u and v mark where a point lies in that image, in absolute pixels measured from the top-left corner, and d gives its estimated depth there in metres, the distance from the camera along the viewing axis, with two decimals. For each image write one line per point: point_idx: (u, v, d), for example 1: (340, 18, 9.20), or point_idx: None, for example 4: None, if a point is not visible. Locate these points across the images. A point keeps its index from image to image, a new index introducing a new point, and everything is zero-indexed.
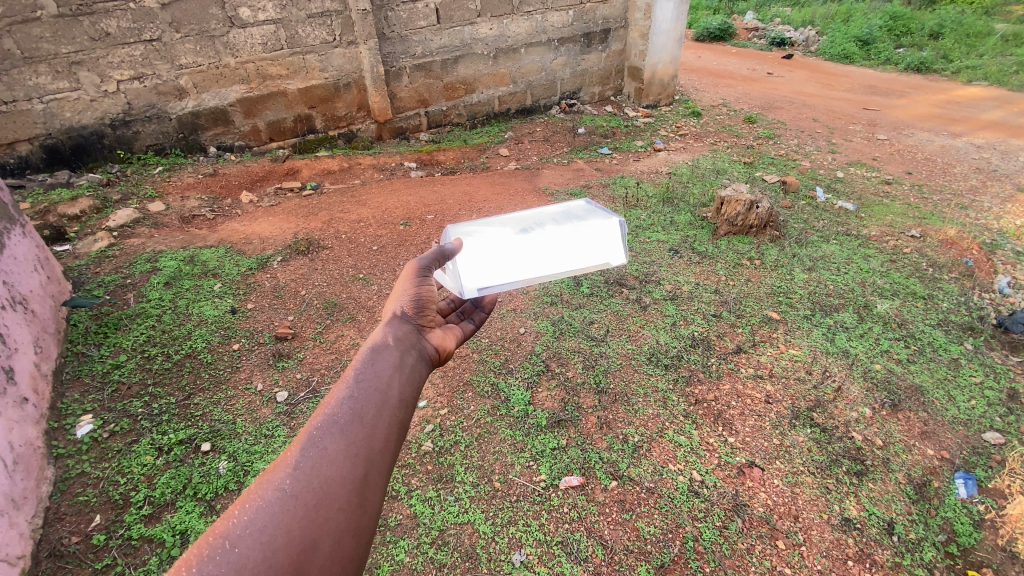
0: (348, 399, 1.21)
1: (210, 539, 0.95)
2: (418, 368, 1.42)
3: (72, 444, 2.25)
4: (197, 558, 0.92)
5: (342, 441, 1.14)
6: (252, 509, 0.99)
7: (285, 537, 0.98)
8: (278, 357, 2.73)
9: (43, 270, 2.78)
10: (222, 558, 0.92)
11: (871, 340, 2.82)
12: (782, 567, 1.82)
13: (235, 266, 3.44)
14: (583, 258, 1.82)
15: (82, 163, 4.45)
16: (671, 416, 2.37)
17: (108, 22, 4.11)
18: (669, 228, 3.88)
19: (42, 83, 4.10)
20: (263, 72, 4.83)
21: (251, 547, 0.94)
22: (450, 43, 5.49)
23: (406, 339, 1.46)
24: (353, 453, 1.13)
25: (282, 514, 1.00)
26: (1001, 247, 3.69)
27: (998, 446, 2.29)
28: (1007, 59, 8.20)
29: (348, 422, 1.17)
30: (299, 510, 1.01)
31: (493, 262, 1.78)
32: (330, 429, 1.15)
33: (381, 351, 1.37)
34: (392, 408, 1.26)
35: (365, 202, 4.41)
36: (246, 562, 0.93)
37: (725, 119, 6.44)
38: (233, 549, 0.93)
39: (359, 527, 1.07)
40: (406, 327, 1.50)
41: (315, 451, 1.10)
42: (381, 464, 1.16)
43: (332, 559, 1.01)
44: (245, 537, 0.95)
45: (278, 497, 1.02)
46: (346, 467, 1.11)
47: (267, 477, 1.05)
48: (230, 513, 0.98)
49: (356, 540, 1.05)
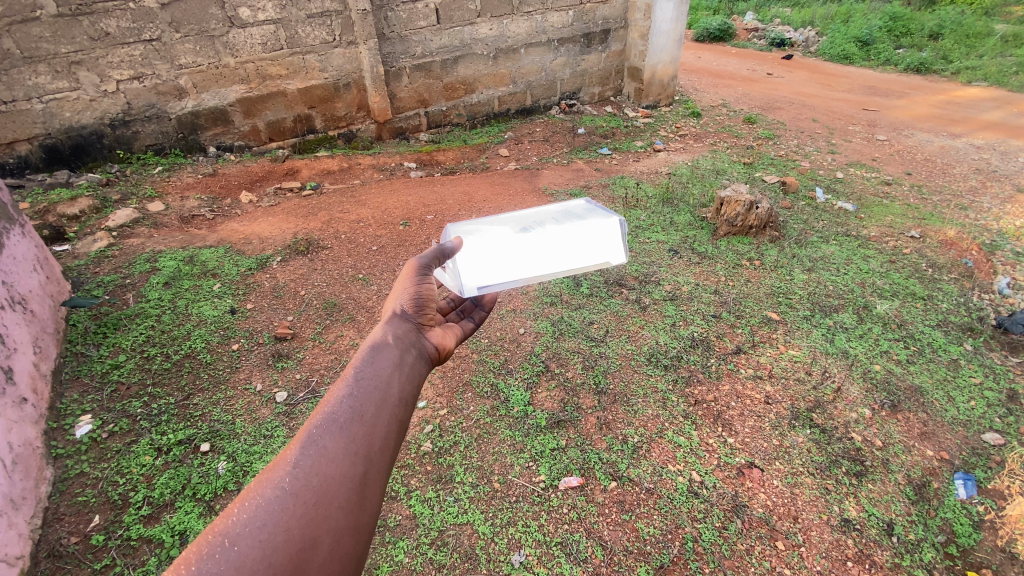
0: (347, 398, 1.21)
1: (209, 537, 0.94)
2: (418, 367, 1.42)
3: (72, 444, 2.25)
4: (196, 556, 0.91)
5: (342, 439, 1.14)
6: (252, 507, 0.98)
7: (284, 535, 0.97)
8: (278, 357, 2.73)
9: (42, 270, 2.77)
10: (222, 556, 0.92)
11: (870, 340, 2.82)
12: (781, 567, 1.82)
13: (235, 266, 3.44)
14: (583, 257, 1.82)
15: (82, 162, 4.45)
16: (671, 417, 2.37)
17: (108, 21, 4.10)
18: (669, 229, 3.89)
19: (41, 83, 4.09)
20: (263, 72, 4.82)
21: (250, 545, 0.94)
22: (450, 43, 5.49)
23: (406, 338, 1.46)
24: (353, 452, 1.13)
25: (282, 512, 1.00)
26: (1000, 247, 3.70)
27: (998, 447, 2.29)
28: (1007, 60, 8.21)
29: (348, 420, 1.17)
30: (299, 509, 1.01)
31: (493, 261, 1.77)
32: (329, 427, 1.14)
33: (381, 350, 1.37)
34: (392, 407, 1.26)
35: (365, 202, 4.41)
36: (246, 561, 0.92)
37: (725, 119, 6.44)
38: (233, 547, 0.93)
39: (358, 525, 1.07)
40: (406, 325, 1.50)
41: (315, 449, 1.10)
42: (381, 462, 1.17)
43: (332, 557, 1.00)
44: (244, 535, 0.95)
45: (278, 495, 1.01)
46: (345, 465, 1.11)
47: (266, 475, 1.05)
48: (229, 511, 0.97)
49: (355, 538, 1.05)
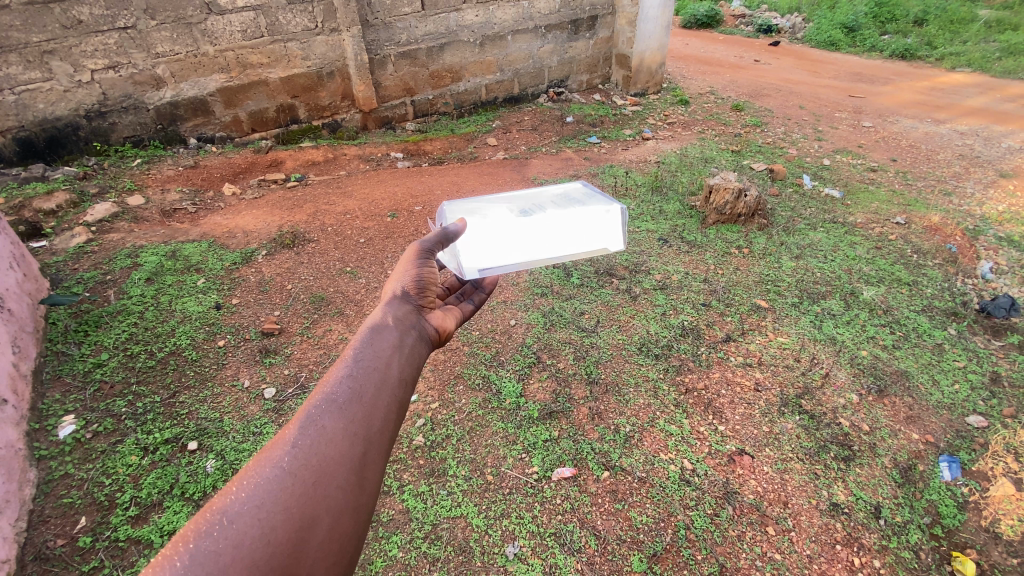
0: (347, 377, 1.20)
1: (206, 515, 0.92)
2: (418, 350, 1.39)
3: (55, 445, 2.21)
4: (194, 533, 0.89)
5: (341, 418, 1.12)
6: (250, 485, 0.97)
7: (283, 514, 0.95)
8: (265, 353, 2.69)
9: (18, 267, 2.68)
10: (220, 533, 0.89)
11: (857, 326, 2.85)
12: (772, 552, 1.85)
13: (218, 261, 3.37)
14: (588, 235, 1.84)
15: (57, 156, 4.32)
16: (662, 406, 2.38)
17: (80, 9, 3.96)
18: (659, 218, 3.88)
19: (13, 73, 3.94)
20: (243, 61, 4.70)
21: (249, 523, 0.92)
22: (435, 30, 5.40)
23: (406, 319, 1.42)
24: (352, 431, 1.11)
25: (281, 490, 0.98)
26: (983, 233, 3.75)
27: (981, 429, 2.33)
28: (990, 45, 8.30)
29: (347, 401, 1.15)
30: (298, 487, 0.99)
31: (495, 241, 1.75)
32: (328, 407, 1.13)
33: (380, 331, 1.34)
34: (392, 388, 1.24)
35: (351, 194, 4.34)
36: (245, 539, 0.90)
37: (713, 107, 6.43)
38: (231, 525, 0.91)
39: (357, 505, 1.05)
40: (406, 307, 1.46)
41: (315, 428, 1.08)
42: (380, 443, 1.15)
43: (331, 536, 0.99)
44: (244, 513, 0.93)
45: (277, 474, 1.00)
46: (345, 446, 1.09)
47: (265, 455, 1.03)
48: (229, 489, 0.95)
49: (354, 518, 1.04)
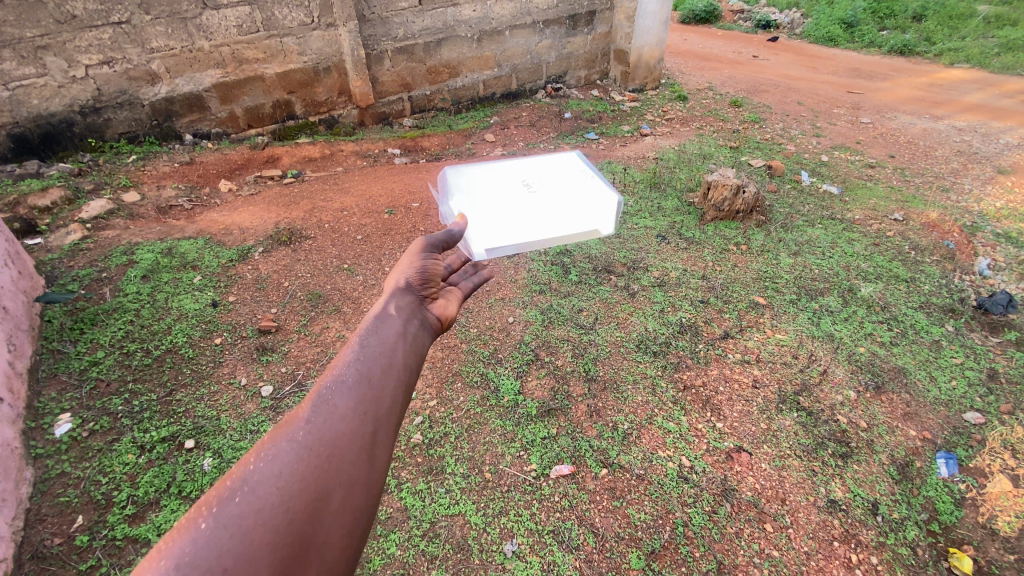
0: (357, 359, 1.19)
1: (227, 483, 0.92)
2: (422, 338, 1.38)
3: (52, 444, 2.20)
4: (214, 500, 0.88)
5: (352, 397, 1.11)
6: (267, 457, 0.96)
7: (299, 484, 0.94)
8: (262, 351, 2.68)
9: (13, 265, 2.66)
10: (239, 501, 0.88)
11: (855, 323, 2.85)
12: (770, 549, 1.86)
13: (215, 258, 3.35)
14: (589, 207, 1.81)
15: (52, 152, 4.29)
16: (660, 403, 2.38)
17: (73, 4, 3.92)
18: (657, 214, 3.87)
19: (6, 69, 3.91)
20: (239, 56, 4.66)
21: (265, 492, 0.91)
22: (433, 25, 5.36)
23: (409, 309, 1.42)
24: (363, 409, 1.10)
25: (296, 461, 0.97)
26: (981, 229, 3.75)
27: (979, 426, 2.33)
28: (989, 41, 8.29)
29: (356, 381, 1.14)
30: (312, 460, 0.98)
31: (495, 223, 1.73)
32: (339, 386, 1.12)
33: (383, 320, 1.33)
34: (399, 371, 1.22)
35: (348, 190, 4.32)
36: (263, 506, 0.89)
37: (711, 102, 6.41)
38: (250, 492, 0.90)
39: (370, 479, 1.03)
40: (409, 297, 1.46)
41: (328, 405, 1.07)
42: (391, 421, 1.13)
43: (345, 508, 0.97)
44: (262, 482, 0.92)
45: (291, 447, 0.99)
46: (357, 422, 1.07)
47: (280, 430, 1.02)
48: (247, 459, 0.95)
49: (368, 492, 1.01)
